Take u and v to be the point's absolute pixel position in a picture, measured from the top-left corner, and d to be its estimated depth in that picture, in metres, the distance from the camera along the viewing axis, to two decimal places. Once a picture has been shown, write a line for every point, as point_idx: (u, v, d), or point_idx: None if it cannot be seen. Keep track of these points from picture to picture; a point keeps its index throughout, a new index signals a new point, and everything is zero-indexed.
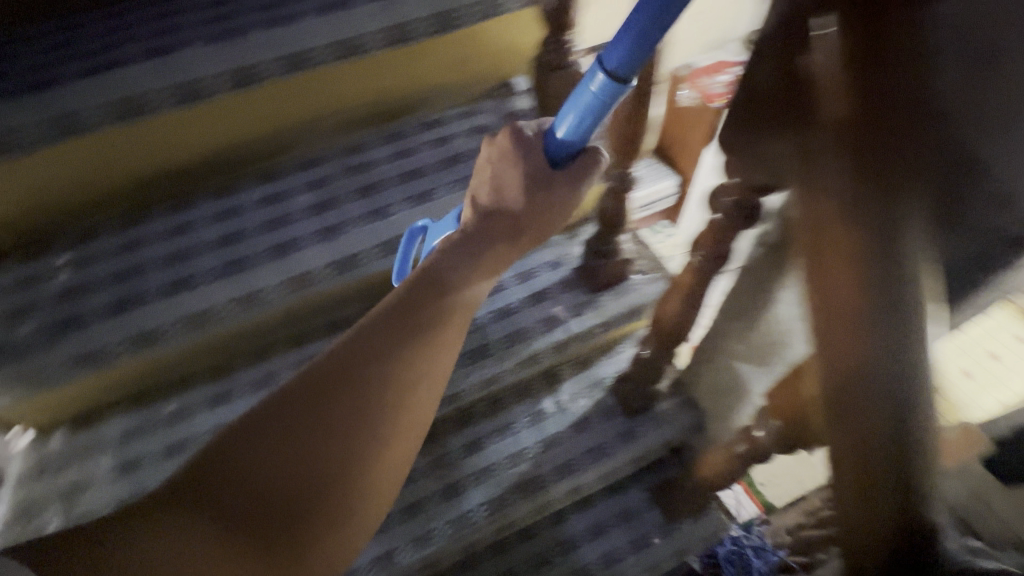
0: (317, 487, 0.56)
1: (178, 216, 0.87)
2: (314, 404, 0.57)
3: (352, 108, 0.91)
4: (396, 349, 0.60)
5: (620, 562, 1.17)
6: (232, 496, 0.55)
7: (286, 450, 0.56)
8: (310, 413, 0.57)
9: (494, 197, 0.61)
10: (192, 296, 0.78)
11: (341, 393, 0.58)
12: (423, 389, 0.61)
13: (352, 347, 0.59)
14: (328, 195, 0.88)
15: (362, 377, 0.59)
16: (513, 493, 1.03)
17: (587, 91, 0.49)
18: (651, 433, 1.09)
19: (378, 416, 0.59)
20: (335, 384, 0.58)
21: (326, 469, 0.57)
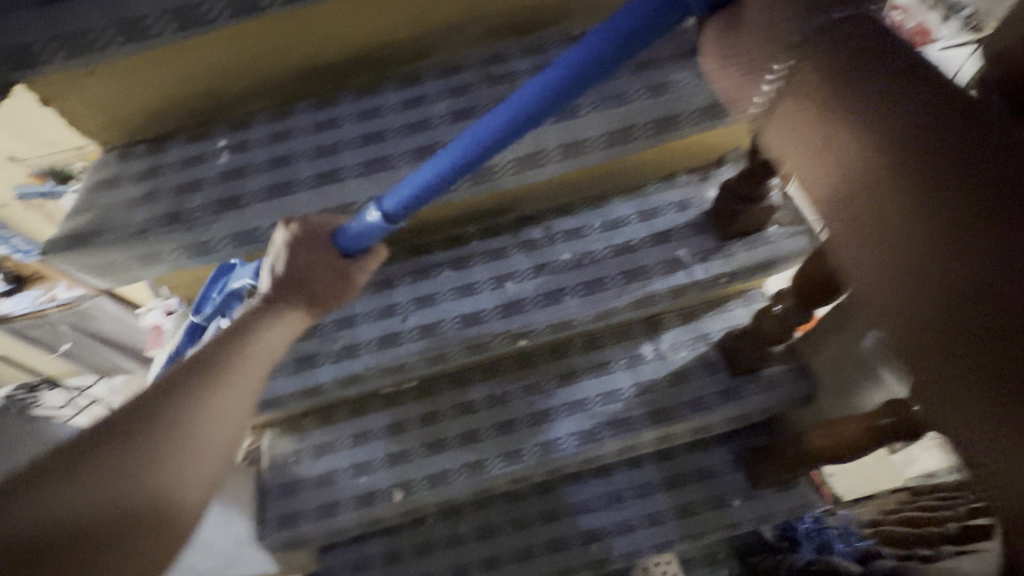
0: (122, 520, 0.56)
1: (324, 112, 0.89)
2: (99, 459, 0.58)
3: (499, 14, 0.86)
4: (195, 406, 0.65)
5: (695, 515, 1.16)
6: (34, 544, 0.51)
7: (110, 486, 0.57)
8: (120, 456, 0.59)
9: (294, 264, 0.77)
10: (337, 190, 0.81)
11: (154, 425, 0.63)
12: (219, 425, 0.66)
13: (147, 397, 0.65)
14: (467, 103, 0.86)
15: (168, 416, 0.63)
16: (604, 429, 1.04)
17: (375, 215, 0.74)
18: (755, 396, 1.04)
19: (173, 445, 0.62)
20: (151, 413, 0.64)
21: (150, 492, 0.59)
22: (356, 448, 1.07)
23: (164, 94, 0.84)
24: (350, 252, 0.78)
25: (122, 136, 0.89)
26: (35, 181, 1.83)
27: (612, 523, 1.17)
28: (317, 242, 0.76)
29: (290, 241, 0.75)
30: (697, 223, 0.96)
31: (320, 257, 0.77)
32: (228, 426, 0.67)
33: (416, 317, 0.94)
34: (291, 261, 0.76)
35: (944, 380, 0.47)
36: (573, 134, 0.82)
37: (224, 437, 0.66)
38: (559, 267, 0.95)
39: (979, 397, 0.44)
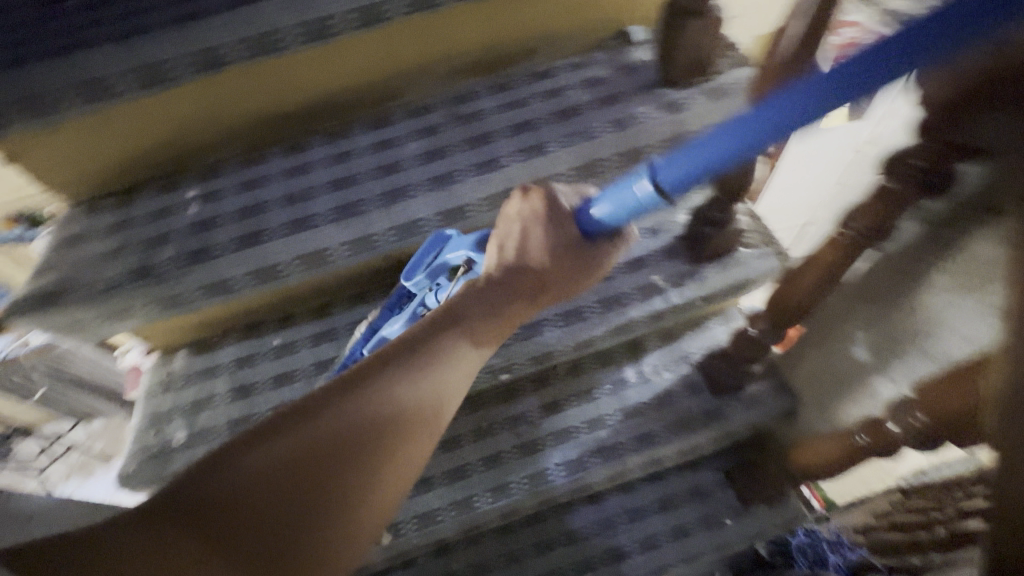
0: (299, 502, 0.57)
1: (293, 157, 0.89)
2: (309, 473, 0.58)
3: (464, 55, 0.89)
4: (403, 412, 0.64)
5: (688, 537, 1.16)
6: (219, 516, 0.55)
7: (284, 470, 0.58)
8: (315, 452, 0.60)
9: (528, 244, 0.71)
10: (310, 236, 0.80)
11: (370, 430, 0.62)
12: (423, 439, 0.64)
13: (344, 380, 0.64)
14: (437, 143, 0.87)
15: (348, 431, 0.61)
16: (593, 457, 1.04)
17: (644, 185, 0.58)
18: (739, 415, 1.05)
19: (373, 450, 0.61)
20: (365, 444, 0.61)
21: (313, 495, 0.58)
22: None
23: (131, 147, 0.83)
24: (586, 236, 0.69)
25: (88, 189, 0.88)
26: (5, 227, 1.79)
27: (607, 550, 1.16)
28: (557, 213, 0.70)
29: (528, 214, 0.70)
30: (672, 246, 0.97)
31: (554, 239, 0.69)
32: (396, 473, 0.62)
33: None
34: (516, 246, 0.71)
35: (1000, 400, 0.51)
36: (544, 170, 0.82)
37: (395, 476, 0.62)
38: None
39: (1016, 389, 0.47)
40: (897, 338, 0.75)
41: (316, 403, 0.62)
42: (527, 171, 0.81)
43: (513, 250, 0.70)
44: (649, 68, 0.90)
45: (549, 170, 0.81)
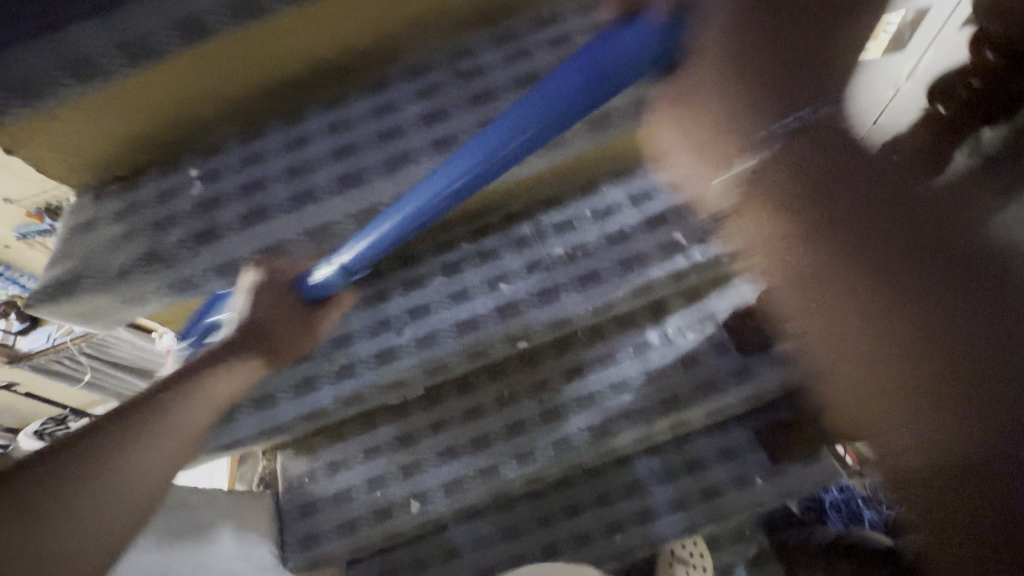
0: None
1: (293, 130, 0.86)
2: (64, 476, 0.55)
3: (462, 7, 0.82)
4: (169, 405, 0.63)
5: (718, 497, 1.15)
6: None
7: None
8: (76, 462, 0.57)
9: (255, 305, 0.73)
10: (314, 210, 0.78)
11: (73, 477, 0.56)
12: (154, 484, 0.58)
13: (73, 443, 0.58)
14: (438, 105, 0.82)
15: (112, 439, 0.59)
16: (617, 422, 1.02)
17: (332, 265, 0.75)
18: (770, 373, 1.01)
19: (66, 495, 0.54)
20: (62, 472, 0.55)
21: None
22: (371, 462, 1.07)
23: (130, 133, 0.82)
24: (311, 299, 0.76)
25: (95, 176, 0.87)
26: None
27: (637, 512, 1.16)
28: (285, 287, 0.75)
29: (255, 286, 0.74)
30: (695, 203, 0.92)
31: (281, 299, 0.74)
32: (170, 453, 0.60)
33: (412, 330, 0.92)
34: (247, 311, 0.72)
35: None
36: None
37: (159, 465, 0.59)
38: (552, 262, 0.93)
39: None
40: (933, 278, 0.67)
41: (91, 423, 0.60)
42: None
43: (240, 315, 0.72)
44: None
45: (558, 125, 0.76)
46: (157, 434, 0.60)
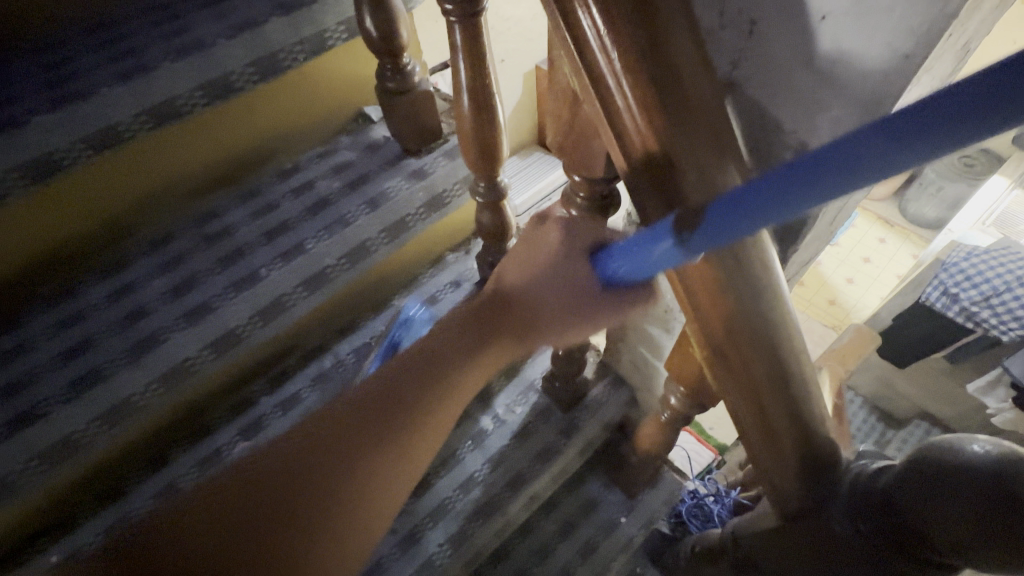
0: (332, 487, 0.53)
1: (7, 338, 0.74)
2: (354, 445, 0.54)
3: (191, 173, 0.84)
4: (409, 397, 0.57)
5: (595, 552, 1.18)
6: (288, 540, 0.51)
7: (259, 522, 0.51)
8: (280, 476, 0.52)
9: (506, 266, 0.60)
10: (42, 429, 0.67)
11: (380, 426, 0.55)
12: (383, 483, 0.54)
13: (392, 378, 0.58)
14: (186, 274, 0.80)
15: (403, 420, 0.56)
16: (472, 522, 1.00)
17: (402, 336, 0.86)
18: (591, 420, 1.11)
19: (368, 493, 0.53)
20: (337, 438, 0.55)
21: (337, 481, 0.53)
22: None
23: None
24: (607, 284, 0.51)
25: None
26: None
27: None
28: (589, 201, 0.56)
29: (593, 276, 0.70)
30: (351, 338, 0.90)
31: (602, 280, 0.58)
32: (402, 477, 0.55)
33: None
34: None
35: (726, 344, 0.50)
36: (312, 267, 0.81)
37: (380, 493, 0.54)
38: None
39: (716, 347, 0.51)
40: (746, 303, 0.47)
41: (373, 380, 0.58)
42: (291, 275, 0.80)
43: (483, 156, 0.71)
44: (390, 143, 0.94)
45: (316, 265, 0.80)
46: (440, 407, 0.58)
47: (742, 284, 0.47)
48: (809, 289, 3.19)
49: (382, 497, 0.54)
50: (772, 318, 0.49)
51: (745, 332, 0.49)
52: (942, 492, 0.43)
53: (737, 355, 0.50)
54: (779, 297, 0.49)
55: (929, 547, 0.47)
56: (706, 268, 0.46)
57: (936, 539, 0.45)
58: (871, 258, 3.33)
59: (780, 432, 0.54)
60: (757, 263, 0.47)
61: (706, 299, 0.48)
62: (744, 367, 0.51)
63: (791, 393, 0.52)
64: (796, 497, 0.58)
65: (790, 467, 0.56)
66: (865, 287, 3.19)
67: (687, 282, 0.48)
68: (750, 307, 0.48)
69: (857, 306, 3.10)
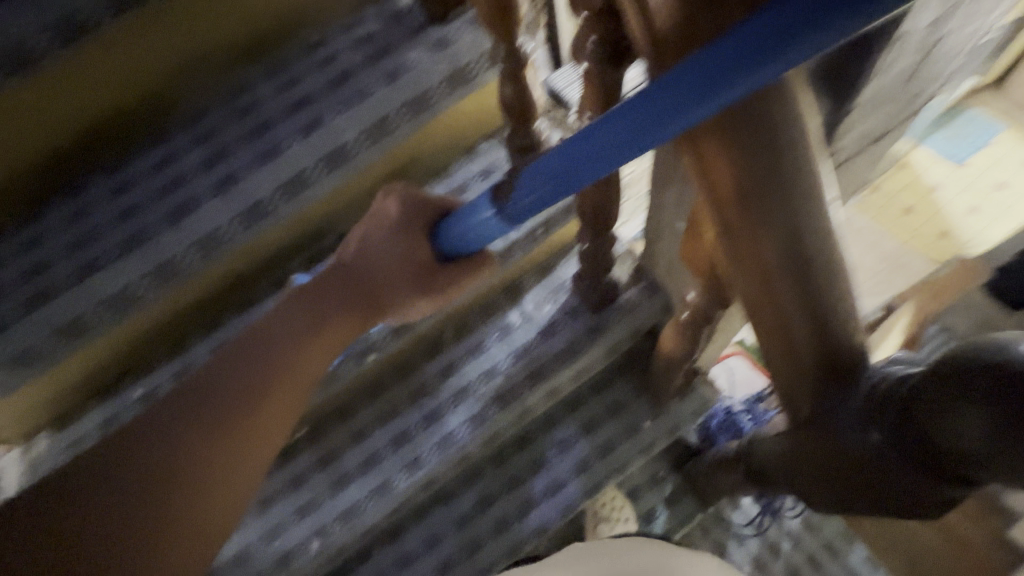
0: (224, 392, 0.72)
1: (74, 201, 0.82)
2: (223, 431, 0.70)
3: (219, 44, 0.83)
4: (269, 356, 0.75)
5: (614, 450, 1.21)
6: (221, 442, 0.70)
7: (194, 416, 0.71)
8: (196, 405, 0.71)
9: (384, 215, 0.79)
10: (104, 278, 0.76)
11: (262, 380, 0.74)
12: (267, 411, 0.73)
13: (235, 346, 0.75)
14: (218, 146, 0.82)
15: (279, 346, 0.75)
16: (492, 407, 1.05)
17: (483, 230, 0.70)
18: (619, 323, 1.08)
19: (236, 409, 0.72)
20: (214, 372, 0.73)
21: (223, 404, 0.72)
22: (263, 516, 1.01)
23: None
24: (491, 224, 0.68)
25: None
26: None
27: (545, 485, 1.21)
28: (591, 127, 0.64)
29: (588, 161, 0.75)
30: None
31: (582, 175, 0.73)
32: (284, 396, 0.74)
33: None
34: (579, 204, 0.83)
35: (741, 233, 0.47)
36: (332, 142, 0.80)
37: (281, 418, 0.73)
38: None
39: (727, 234, 0.48)
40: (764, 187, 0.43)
41: (210, 366, 0.74)
42: (312, 150, 0.80)
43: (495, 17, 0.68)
44: (417, 11, 0.87)
45: (335, 141, 0.79)
46: (297, 380, 0.75)
47: (756, 169, 0.42)
48: (916, 218, 2.76)
49: (293, 406, 0.74)
50: (798, 203, 0.44)
51: (763, 211, 0.44)
52: (967, 394, 0.38)
53: (747, 247, 0.47)
54: (813, 181, 0.44)
55: (938, 454, 0.43)
56: (722, 142, 0.42)
57: (949, 448, 0.41)
58: (1006, 183, 2.77)
59: (795, 331, 0.50)
60: (783, 130, 0.41)
61: (722, 184, 0.44)
62: (757, 253, 0.47)
63: (815, 287, 0.48)
64: (804, 399, 0.55)
65: (807, 371, 0.53)
66: (989, 219, 2.70)
67: (698, 157, 0.45)
68: (768, 183, 0.43)
69: (973, 241, 2.66)
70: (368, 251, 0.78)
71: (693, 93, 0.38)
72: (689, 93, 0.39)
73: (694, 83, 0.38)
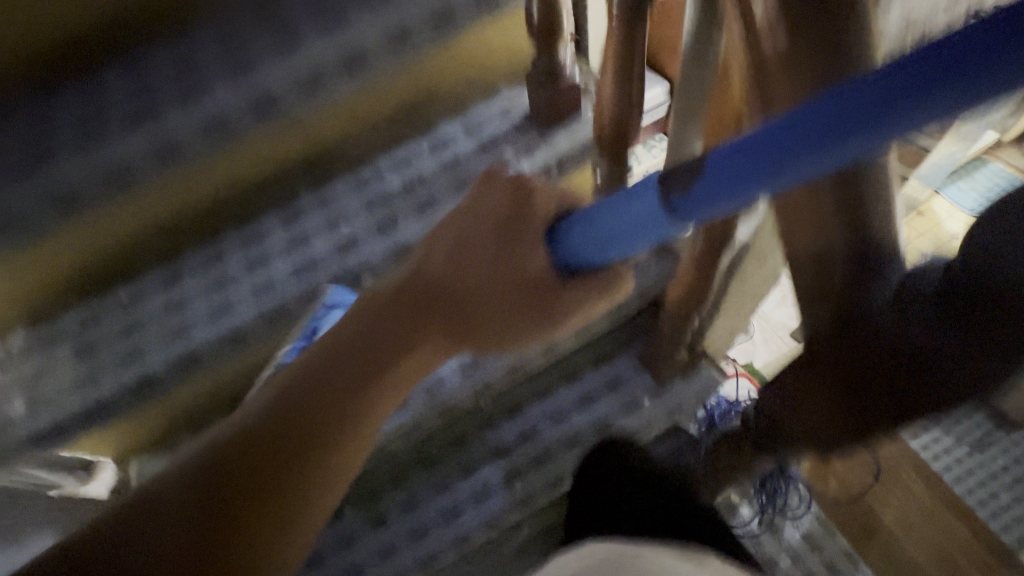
0: (313, 384, 0.59)
1: (88, 85, 0.80)
2: (316, 428, 0.59)
3: None
4: (345, 383, 0.60)
5: (609, 425, 1.15)
6: (315, 455, 0.58)
7: (280, 437, 0.58)
8: (286, 411, 0.59)
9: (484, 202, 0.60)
10: (105, 150, 0.75)
11: (361, 369, 0.60)
12: (381, 405, 0.62)
13: (348, 334, 0.61)
14: (237, 40, 0.82)
15: (377, 326, 0.61)
16: (486, 354, 1.00)
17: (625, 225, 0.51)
18: (626, 283, 1.04)
19: (347, 405, 0.60)
20: (332, 370, 0.60)
21: (309, 412, 0.59)
22: None
23: None
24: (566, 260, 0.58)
25: None
26: None
27: (532, 455, 1.14)
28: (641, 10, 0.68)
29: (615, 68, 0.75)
30: (394, 150, 0.98)
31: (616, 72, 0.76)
32: (413, 365, 0.62)
33: (249, 282, 0.88)
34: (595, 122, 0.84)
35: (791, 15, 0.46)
36: (352, 45, 0.80)
37: (381, 411, 0.62)
38: (388, 195, 0.93)
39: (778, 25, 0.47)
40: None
41: (247, 423, 0.59)
42: (332, 49, 0.80)
43: None
44: None
45: (357, 44, 0.80)
46: (405, 370, 0.62)
47: None
48: None
49: (395, 392, 0.62)
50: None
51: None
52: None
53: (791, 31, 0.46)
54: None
55: (987, 307, 0.42)
56: None
57: (999, 285, 0.41)
58: None
59: None
60: None
61: None
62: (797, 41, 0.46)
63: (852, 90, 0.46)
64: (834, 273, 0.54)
65: (830, 229, 0.51)
66: None
67: None
68: None
69: None
70: (436, 271, 0.60)
71: (820, 131, 0.33)
72: (808, 138, 0.33)
73: (823, 119, 0.32)
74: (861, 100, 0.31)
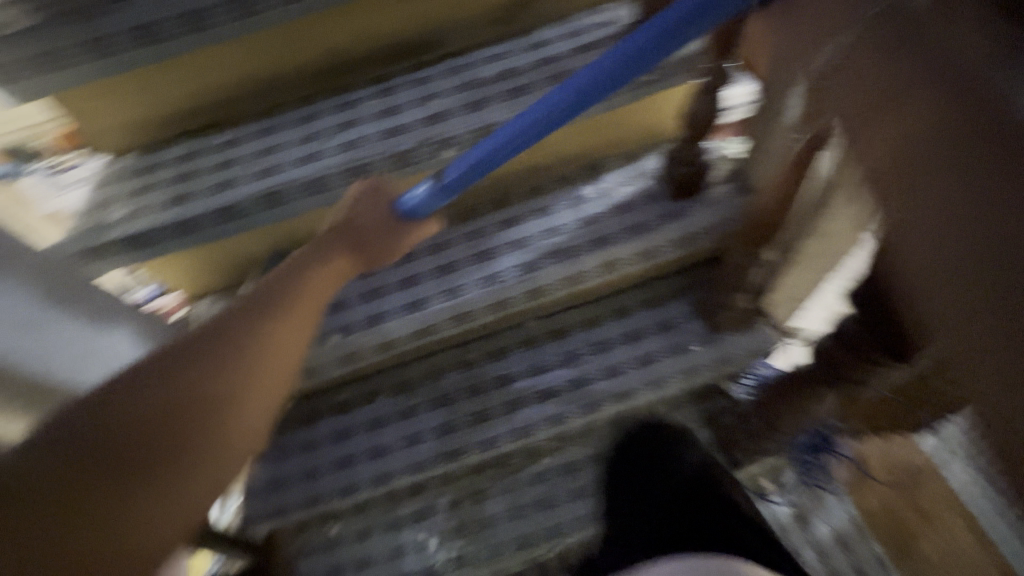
0: (168, 416, 0.65)
1: None
2: (183, 429, 0.65)
3: None
4: (234, 354, 0.71)
5: (654, 363, 1.12)
6: (196, 417, 0.66)
7: (153, 406, 0.65)
8: (169, 389, 0.66)
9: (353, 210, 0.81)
10: None
11: (193, 353, 0.69)
12: (264, 359, 0.72)
13: (196, 338, 0.71)
14: None
15: (240, 329, 0.72)
16: (546, 258, 1.00)
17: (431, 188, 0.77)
18: (699, 214, 1.01)
19: (214, 409, 0.68)
20: (165, 369, 0.67)
21: (175, 411, 0.65)
22: None
23: None
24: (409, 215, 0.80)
25: None
26: None
27: (570, 379, 1.12)
28: None
29: None
30: (493, 46, 1.00)
31: None
32: (267, 379, 0.72)
33: (339, 138, 0.92)
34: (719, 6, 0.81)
35: None
36: None
37: (269, 366, 0.72)
38: (482, 82, 0.95)
39: None
40: None
41: (128, 377, 0.66)
42: None
43: None
44: None
45: None
46: (284, 336, 0.74)
47: None
48: None
49: (285, 346, 0.74)
50: None
51: None
52: None
53: None
54: None
55: None
56: None
57: None
58: None
59: None
60: None
61: None
62: None
63: None
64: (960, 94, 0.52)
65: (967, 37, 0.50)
66: None
67: None
68: None
69: None
70: (360, 212, 0.81)
71: (614, 64, 0.61)
72: (611, 68, 0.62)
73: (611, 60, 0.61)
74: (632, 47, 0.60)
